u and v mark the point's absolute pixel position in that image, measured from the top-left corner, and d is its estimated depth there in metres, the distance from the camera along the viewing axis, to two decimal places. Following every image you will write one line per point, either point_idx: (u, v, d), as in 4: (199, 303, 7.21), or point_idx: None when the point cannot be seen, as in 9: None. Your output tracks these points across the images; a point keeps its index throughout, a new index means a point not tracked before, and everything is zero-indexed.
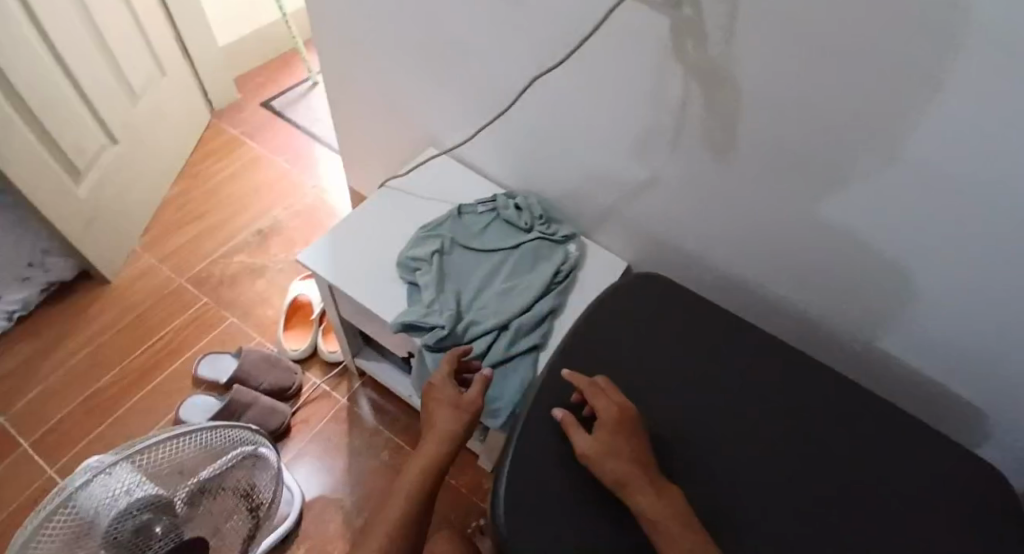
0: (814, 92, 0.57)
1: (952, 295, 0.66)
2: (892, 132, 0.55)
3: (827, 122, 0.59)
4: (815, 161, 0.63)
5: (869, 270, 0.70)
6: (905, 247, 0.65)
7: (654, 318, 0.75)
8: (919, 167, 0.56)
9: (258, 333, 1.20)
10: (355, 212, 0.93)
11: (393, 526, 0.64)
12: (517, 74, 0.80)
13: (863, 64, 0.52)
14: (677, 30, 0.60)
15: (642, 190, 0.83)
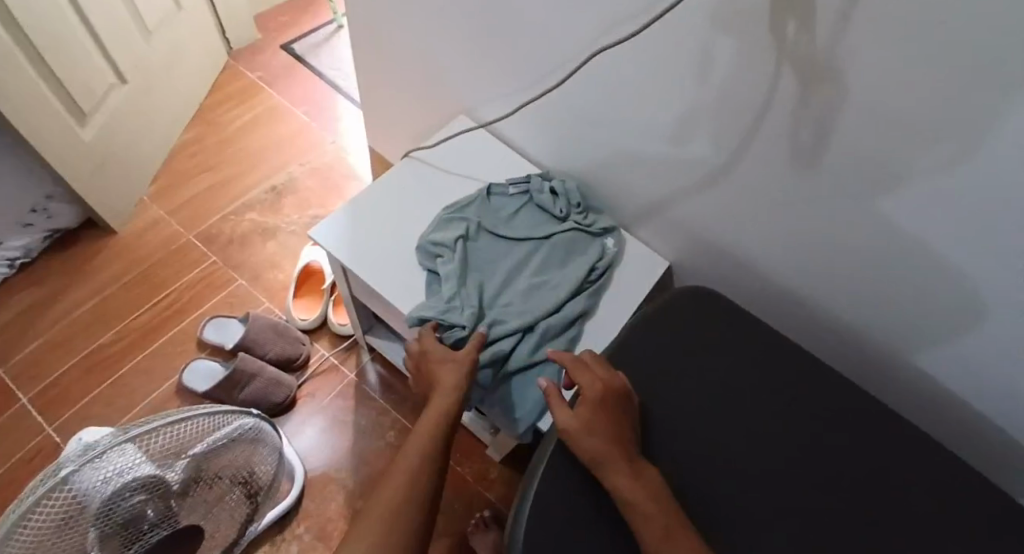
0: (947, 102, 0.45)
1: None
2: None
3: (954, 139, 0.47)
4: (924, 182, 0.52)
5: (961, 311, 0.60)
6: (1015, 294, 0.54)
7: (706, 336, 0.66)
8: None
9: (267, 298, 1.14)
10: (374, 183, 0.83)
11: (402, 486, 0.55)
12: (569, 43, 0.68)
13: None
14: (780, 6, 0.48)
15: (700, 188, 0.72)
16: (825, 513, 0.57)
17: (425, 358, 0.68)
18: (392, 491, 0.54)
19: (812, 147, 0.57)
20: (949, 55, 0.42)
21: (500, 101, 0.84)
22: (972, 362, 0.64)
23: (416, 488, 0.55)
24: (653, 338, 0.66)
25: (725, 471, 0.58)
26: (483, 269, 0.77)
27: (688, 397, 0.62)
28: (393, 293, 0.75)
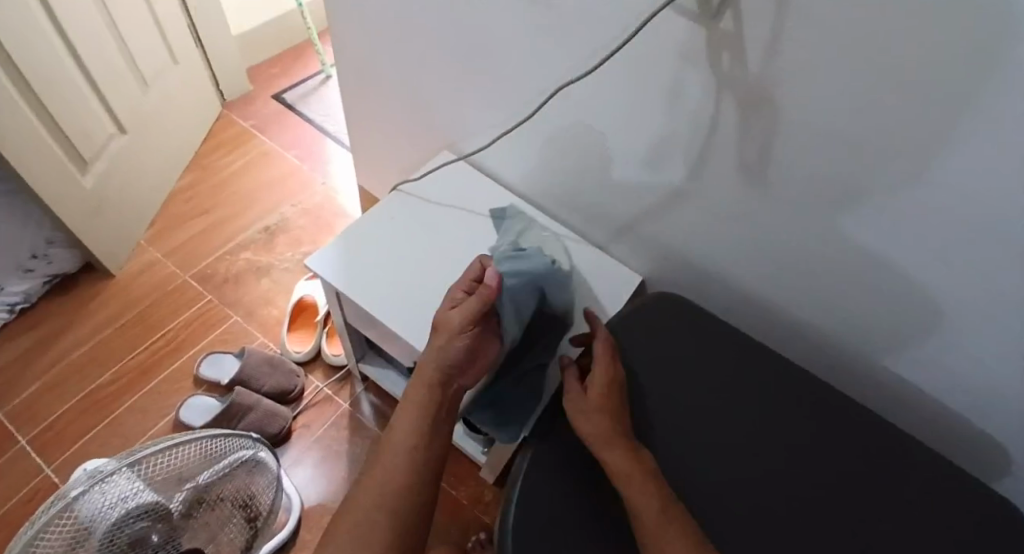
0: (860, 119, 0.52)
1: (992, 338, 0.61)
2: (942, 166, 0.51)
3: (870, 151, 0.54)
4: (853, 190, 0.59)
5: (904, 305, 0.66)
6: (946, 285, 0.60)
7: (699, 334, 0.72)
8: (968, 206, 0.52)
9: (261, 333, 1.18)
10: (367, 216, 0.88)
11: (392, 475, 0.57)
12: (537, 81, 0.76)
13: (918, 96, 0.47)
14: (713, 43, 0.56)
15: (665, 207, 0.78)
16: (805, 500, 0.61)
17: (443, 322, 0.62)
18: (382, 474, 0.57)
19: (757, 165, 0.64)
20: (855, 79, 0.50)
21: (480, 136, 0.91)
22: (924, 354, 0.69)
23: (404, 469, 0.57)
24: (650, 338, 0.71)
25: (699, 462, 0.63)
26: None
27: (685, 393, 0.67)
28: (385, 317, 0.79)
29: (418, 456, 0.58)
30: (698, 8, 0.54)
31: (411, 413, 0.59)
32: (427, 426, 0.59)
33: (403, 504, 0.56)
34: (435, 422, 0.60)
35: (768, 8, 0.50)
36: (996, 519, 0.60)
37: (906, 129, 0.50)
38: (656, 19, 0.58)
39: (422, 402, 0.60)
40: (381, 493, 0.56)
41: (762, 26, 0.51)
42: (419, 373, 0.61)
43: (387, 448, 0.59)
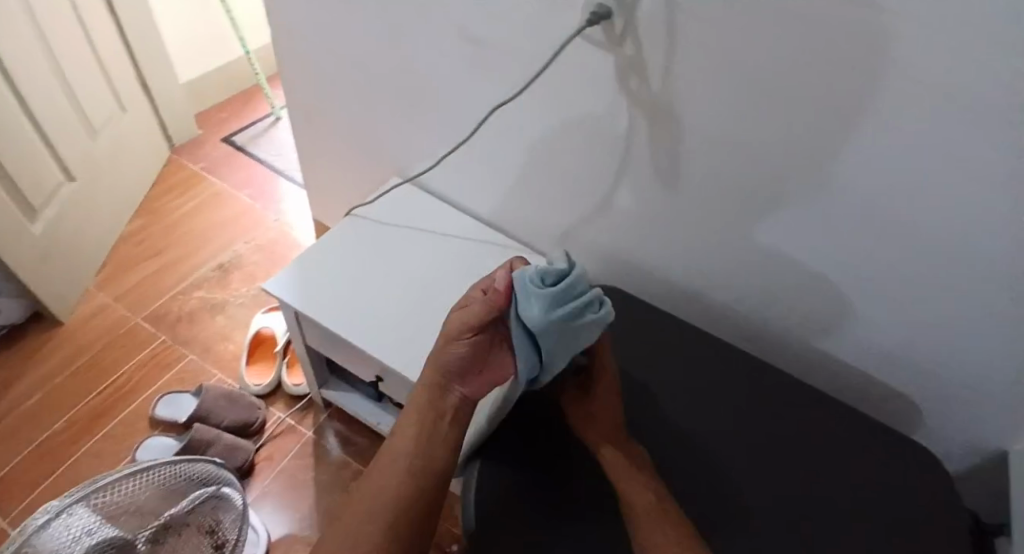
0: (746, 123, 0.62)
1: (880, 307, 0.71)
2: (815, 157, 0.61)
3: (758, 150, 0.64)
4: (751, 186, 0.68)
5: (808, 286, 0.75)
6: (837, 263, 0.70)
7: (678, 332, 0.79)
8: (840, 190, 0.62)
9: (218, 369, 1.18)
10: (325, 239, 0.90)
11: (394, 473, 0.60)
12: (471, 109, 0.83)
13: (786, 99, 0.57)
14: (621, 67, 0.65)
15: (598, 215, 0.86)
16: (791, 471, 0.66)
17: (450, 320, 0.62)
18: (379, 484, 0.60)
19: (671, 171, 0.73)
20: (737, 88, 0.60)
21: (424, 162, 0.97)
22: (833, 331, 0.78)
23: (399, 478, 0.60)
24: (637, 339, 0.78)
25: (682, 443, 0.68)
26: (421, 301, 0.85)
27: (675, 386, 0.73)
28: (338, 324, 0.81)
29: (412, 465, 0.61)
30: (605, 38, 0.63)
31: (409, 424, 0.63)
32: (422, 436, 0.62)
33: (399, 513, 0.58)
34: (432, 432, 0.62)
35: (661, 35, 0.60)
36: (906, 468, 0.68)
37: (783, 127, 0.60)
38: (571, 48, 0.67)
39: (421, 413, 0.63)
40: (378, 503, 0.59)
41: (659, 50, 0.61)
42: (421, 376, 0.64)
43: (387, 456, 0.62)
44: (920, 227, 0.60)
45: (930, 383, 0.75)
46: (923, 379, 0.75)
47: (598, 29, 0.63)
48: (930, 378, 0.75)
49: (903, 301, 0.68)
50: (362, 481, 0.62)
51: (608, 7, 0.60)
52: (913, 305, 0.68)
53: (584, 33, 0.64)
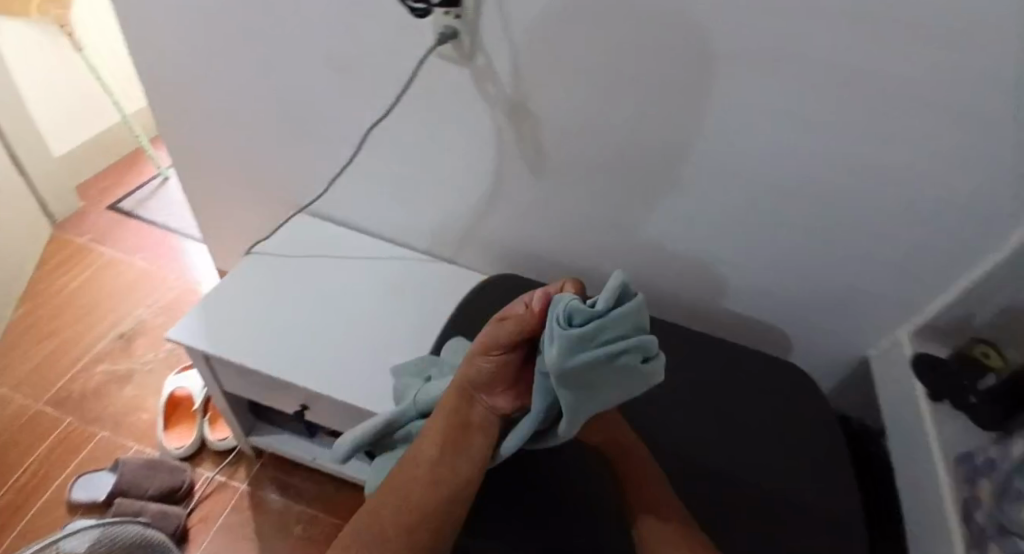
0: (591, 106, 0.72)
1: (735, 250, 0.83)
2: (649, 127, 0.72)
3: (606, 128, 0.74)
4: (608, 162, 0.78)
5: (677, 245, 0.85)
6: (693, 217, 0.81)
7: None
8: (676, 152, 0.73)
9: (135, 440, 1.12)
10: (225, 279, 0.91)
11: (424, 488, 0.49)
12: (348, 132, 0.88)
13: (615, 79, 0.68)
14: (477, 77, 0.74)
15: (488, 213, 0.93)
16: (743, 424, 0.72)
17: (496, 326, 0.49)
18: (395, 500, 0.49)
19: (541, 161, 0.82)
20: (575, 77, 0.70)
21: (315, 192, 1.00)
22: (704, 280, 0.89)
23: (418, 494, 0.49)
24: None
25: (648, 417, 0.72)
26: (284, 317, 0.87)
27: None
28: (192, 340, 0.84)
29: (434, 477, 0.49)
30: (457, 54, 0.72)
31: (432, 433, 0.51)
32: (445, 449, 0.50)
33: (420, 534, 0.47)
34: (457, 448, 0.50)
35: (503, 45, 0.69)
36: (778, 381, 0.78)
37: (618, 104, 0.71)
38: (430, 64, 0.74)
39: (446, 423, 0.51)
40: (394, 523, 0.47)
41: (505, 57, 0.71)
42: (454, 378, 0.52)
43: (402, 470, 0.51)
44: (744, 171, 0.72)
45: (790, 310, 0.87)
46: (782, 306, 0.88)
47: (450, 46, 0.72)
48: (788, 303, 0.87)
49: (751, 239, 0.80)
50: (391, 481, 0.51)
51: (453, 26, 0.69)
52: (756, 241, 0.80)
53: (438, 51, 0.73)
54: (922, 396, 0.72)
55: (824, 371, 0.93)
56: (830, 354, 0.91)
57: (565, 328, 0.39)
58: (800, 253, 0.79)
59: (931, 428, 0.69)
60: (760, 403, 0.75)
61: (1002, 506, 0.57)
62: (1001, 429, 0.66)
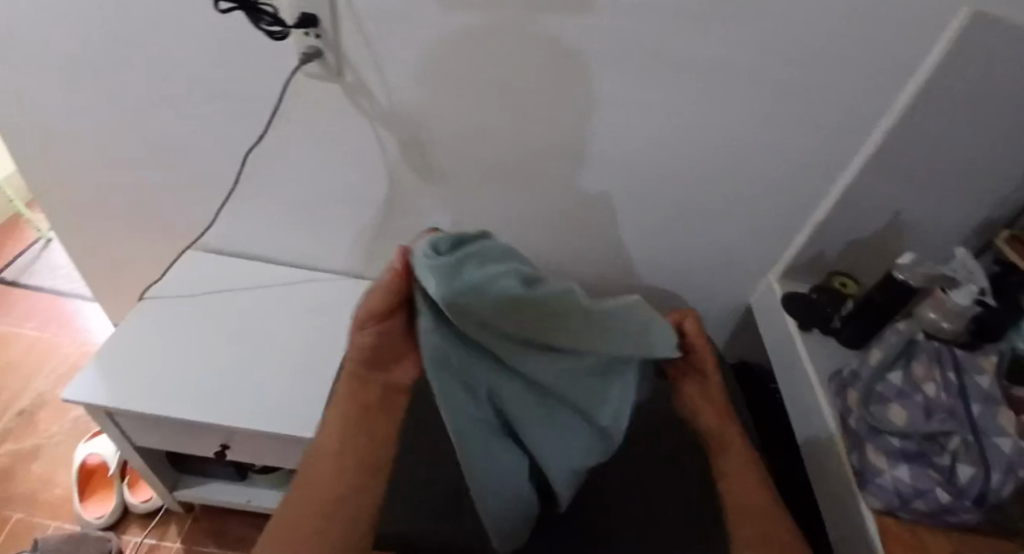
0: (462, 105, 0.77)
1: (618, 216, 0.90)
2: (517, 115, 0.77)
3: (480, 123, 0.79)
4: (490, 154, 0.83)
5: (567, 221, 0.92)
6: (575, 191, 0.87)
7: None
8: (546, 135, 0.79)
9: (52, 518, 1.05)
10: (120, 329, 0.88)
11: (335, 475, 0.56)
12: (229, 163, 0.88)
13: (477, 75, 0.73)
14: (350, 93, 0.76)
15: (387, 225, 0.95)
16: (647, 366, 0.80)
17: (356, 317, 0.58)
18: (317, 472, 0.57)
19: (428, 165, 0.85)
20: (441, 79, 0.74)
21: (206, 229, 0.98)
22: (601, 252, 0.96)
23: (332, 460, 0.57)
24: None
25: None
26: (193, 355, 0.86)
27: None
28: (92, 398, 0.80)
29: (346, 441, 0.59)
30: (325, 72, 0.74)
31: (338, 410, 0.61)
32: (352, 427, 0.59)
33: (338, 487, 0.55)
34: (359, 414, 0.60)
35: (368, 59, 0.72)
36: None
37: (486, 99, 0.76)
38: (299, 84, 0.76)
39: (348, 399, 0.61)
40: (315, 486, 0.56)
41: (373, 71, 0.73)
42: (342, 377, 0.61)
43: (319, 448, 0.59)
44: (608, 141, 0.80)
45: (675, 260, 0.96)
46: (669, 259, 0.97)
47: (316, 66, 0.73)
48: (673, 256, 0.96)
49: (628, 203, 0.88)
50: (306, 484, 0.57)
51: (315, 47, 0.71)
52: (632, 203, 0.88)
53: (306, 72, 0.74)
54: (795, 329, 0.85)
55: (719, 313, 1.05)
56: (721, 299, 1.03)
57: (434, 259, 0.54)
58: (672, 207, 0.88)
59: (806, 361, 0.80)
60: None
61: (868, 407, 0.67)
62: (862, 344, 0.82)
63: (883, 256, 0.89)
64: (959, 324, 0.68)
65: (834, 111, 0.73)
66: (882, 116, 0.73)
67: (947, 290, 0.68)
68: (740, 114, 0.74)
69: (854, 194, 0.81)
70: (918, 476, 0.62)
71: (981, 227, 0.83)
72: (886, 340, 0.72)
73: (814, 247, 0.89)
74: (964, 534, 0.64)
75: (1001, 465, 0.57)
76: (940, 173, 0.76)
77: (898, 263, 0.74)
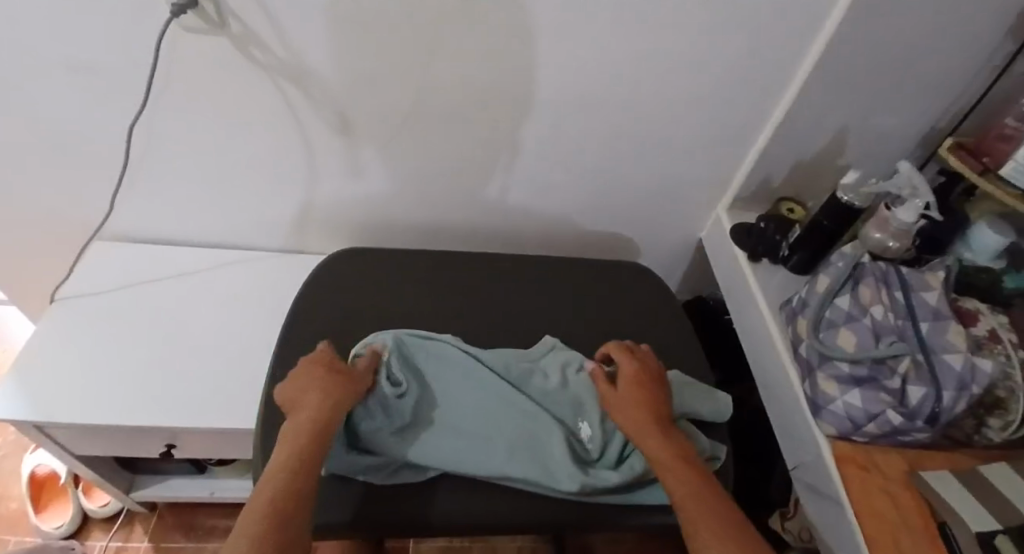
0: (369, 51, 0.69)
1: (556, 160, 0.85)
2: (433, 58, 0.70)
3: (393, 71, 0.72)
4: (410, 106, 0.76)
5: (504, 169, 0.86)
6: (508, 138, 0.81)
7: (479, 260, 0.87)
8: (468, 77, 0.72)
9: (6, 533, 1.00)
10: (38, 337, 0.83)
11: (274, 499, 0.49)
12: (124, 139, 0.79)
13: (381, 17, 0.65)
14: (240, 46, 0.68)
15: (312, 191, 0.89)
16: (595, 325, 0.81)
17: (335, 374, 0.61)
18: (261, 499, 0.49)
19: (344, 122, 0.78)
20: (341, 25, 0.66)
21: (111, 217, 0.91)
22: (543, 198, 0.92)
23: (279, 487, 0.50)
24: (447, 275, 0.84)
25: (520, 339, 0.78)
26: (125, 356, 0.81)
27: (495, 298, 0.82)
28: (17, 413, 0.75)
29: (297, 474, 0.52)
30: (206, 24, 0.65)
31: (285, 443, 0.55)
32: (301, 456, 0.53)
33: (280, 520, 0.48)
34: (311, 447, 0.54)
35: (251, 6, 0.63)
36: (616, 280, 0.87)
37: (395, 43, 0.68)
38: (180, 40, 0.67)
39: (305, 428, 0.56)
40: (255, 516, 0.47)
41: (260, 18, 0.65)
42: (301, 413, 0.58)
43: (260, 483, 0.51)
44: (535, 78, 0.73)
45: (622, 200, 0.92)
46: (615, 200, 0.92)
47: (194, 18, 0.65)
48: (619, 196, 0.92)
49: (565, 144, 0.83)
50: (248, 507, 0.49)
51: None
52: (570, 145, 0.83)
53: (184, 25, 0.65)
54: (745, 260, 0.84)
55: (671, 248, 1.03)
56: (671, 233, 1.00)
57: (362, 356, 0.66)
58: (612, 143, 0.83)
59: (758, 293, 0.80)
60: (603, 303, 0.84)
61: (817, 335, 0.67)
62: (811, 269, 0.82)
63: (826, 175, 0.88)
64: (904, 241, 0.71)
65: (769, 24, 0.67)
66: (819, 23, 0.68)
67: (892, 207, 0.70)
68: (671, 37, 0.68)
69: (795, 112, 0.77)
70: (869, 400, 0.61)
71: (921, 132, 0.81)
72: (830, 264, 0.70)
73: (759, 171, 0.86)
74: (915, 454, 0.64)
75: (952, 383, 0.56)
76: (881, 80, 0.73)
77: (842, 184, 0.73)
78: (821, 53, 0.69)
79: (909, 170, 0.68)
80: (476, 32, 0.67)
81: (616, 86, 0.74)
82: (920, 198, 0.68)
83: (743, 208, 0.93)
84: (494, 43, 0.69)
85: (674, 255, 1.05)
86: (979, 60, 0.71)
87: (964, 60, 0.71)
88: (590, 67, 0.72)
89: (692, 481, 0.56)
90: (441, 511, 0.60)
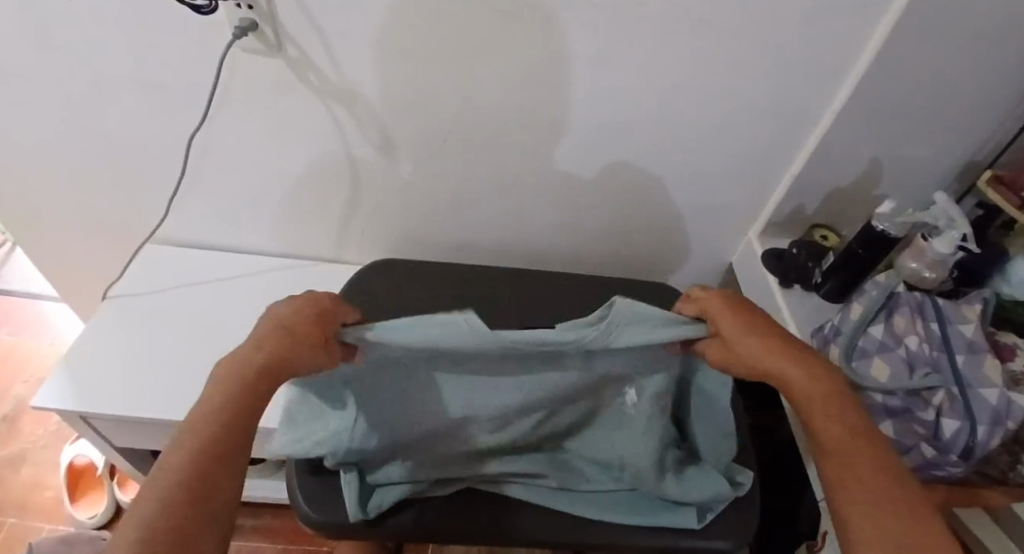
0: (414, 77, 0.73)
1: (589, 182, 0.87)
2: (473, 83, 0.73)
3: (436, 94, 0.75)
4: (449, 128, 0.79)
5: (536, 189, 0.88)
6: (541, 160, 0.84)
7: (514, 275, 0.87)
8: (502, 104, 0.76)
9: (44, 520, 1.04)
10: (87, 332, 0.87)
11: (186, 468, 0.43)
12: (178, 148, 0.84)
13: (427, 44, 0.69)
14: (294, 67, 0.72)
15: (353, 205, 0.92)
16: None
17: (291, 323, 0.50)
18: (175, 456, 0.44)
19: (386, 141, 0.82)
20: (387, 52, 0.70)
21: (160, 224, 0.96)
22: (574, 219, 0.94)
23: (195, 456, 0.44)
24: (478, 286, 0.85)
25: None
26: (166, 355, 0.85)
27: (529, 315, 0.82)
28: (66, 404, 0.79)
29: (199, 482, 0.43)
30: (264, 47, 0.69)
31: (189, 436, 0.45)
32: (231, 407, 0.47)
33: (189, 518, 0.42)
34: (246, 407, 0.47)
35: (309, 31, 0.68)
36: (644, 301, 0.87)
37: (436, 67, 0.71)
38: (239, 59, 0.71)
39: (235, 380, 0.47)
40: (171, 477, 0.43)
41: (314, 41, 0.69)
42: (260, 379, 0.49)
43: (189, 422, 0.46)
44: (570, 104, 0.76)
45: (650, 222, 0.94)
46: (645, 222, 0.94)
47: (254, 41, 0.69)
48: (649, 218, 0.93)
49: (596, 168, 0.85)
50: (169, 460, 0.44)
51: (250, 19, 0.66)
52: (603, 167, 0.85)
53: (244, 47, 0.70)
54: (777, 287, 0.84)
55: (699, 272, 1.04)
56: (700, 257, 1.01)
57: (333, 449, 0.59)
58: (644, 167, 0.85)
59: (790, 319, 0.80)
60: None
61: (850, 364, 0.66)
62: (844, 297, 0.82)
63: (859, 205, 0.88)
64: (940, 272, 0.71)
65: (805, 56, 0.69)
66: (854, 59, 0.69)
67: (929, 238, 0.70)
68: (705, 68, 0.71)
69: (828, 142, 0.78)
70: (901, 431, 0.61)
71: (958, 165, 0.81)
72: (864, 291, 0.70)
73: (790, 200, 0.87)
74: (948, 490, 0.62)
75: (987, 417, 0.56)
76: (915, 114, 0.73)
77: (877, 213, 0.73)
78: (855, 85, 0.70)
79: (945, 202, 0.69)
80: (516, 60, 0.70)
81: (651, 112, 0.77)
82: (957, 230, 0.68)
83: (772, 235, 0.93)
84: (533, 70, 0.71)
85: (701, 278, 1.05)
86: (1016, 98, 0.71)
87: (999, 99, 0.71)
88: (624, 93, 0.74)
89: (864, 455, 0.49)
90: (467, 530, 0.61)
